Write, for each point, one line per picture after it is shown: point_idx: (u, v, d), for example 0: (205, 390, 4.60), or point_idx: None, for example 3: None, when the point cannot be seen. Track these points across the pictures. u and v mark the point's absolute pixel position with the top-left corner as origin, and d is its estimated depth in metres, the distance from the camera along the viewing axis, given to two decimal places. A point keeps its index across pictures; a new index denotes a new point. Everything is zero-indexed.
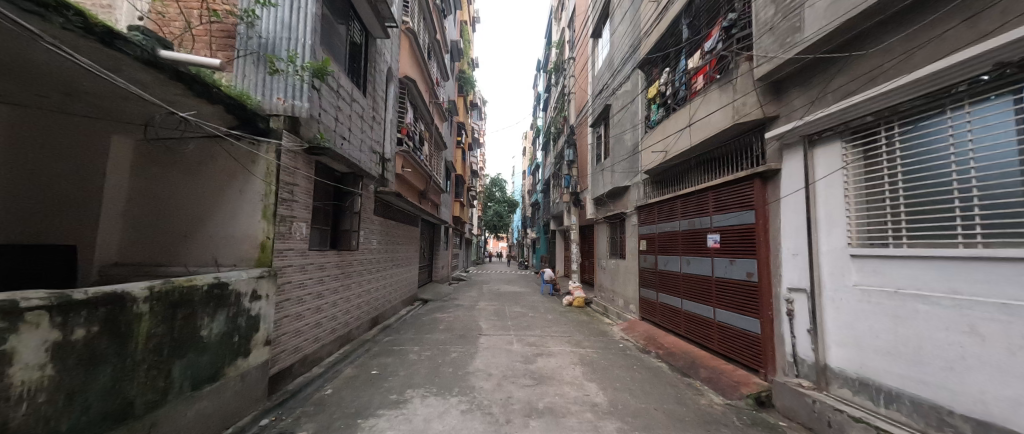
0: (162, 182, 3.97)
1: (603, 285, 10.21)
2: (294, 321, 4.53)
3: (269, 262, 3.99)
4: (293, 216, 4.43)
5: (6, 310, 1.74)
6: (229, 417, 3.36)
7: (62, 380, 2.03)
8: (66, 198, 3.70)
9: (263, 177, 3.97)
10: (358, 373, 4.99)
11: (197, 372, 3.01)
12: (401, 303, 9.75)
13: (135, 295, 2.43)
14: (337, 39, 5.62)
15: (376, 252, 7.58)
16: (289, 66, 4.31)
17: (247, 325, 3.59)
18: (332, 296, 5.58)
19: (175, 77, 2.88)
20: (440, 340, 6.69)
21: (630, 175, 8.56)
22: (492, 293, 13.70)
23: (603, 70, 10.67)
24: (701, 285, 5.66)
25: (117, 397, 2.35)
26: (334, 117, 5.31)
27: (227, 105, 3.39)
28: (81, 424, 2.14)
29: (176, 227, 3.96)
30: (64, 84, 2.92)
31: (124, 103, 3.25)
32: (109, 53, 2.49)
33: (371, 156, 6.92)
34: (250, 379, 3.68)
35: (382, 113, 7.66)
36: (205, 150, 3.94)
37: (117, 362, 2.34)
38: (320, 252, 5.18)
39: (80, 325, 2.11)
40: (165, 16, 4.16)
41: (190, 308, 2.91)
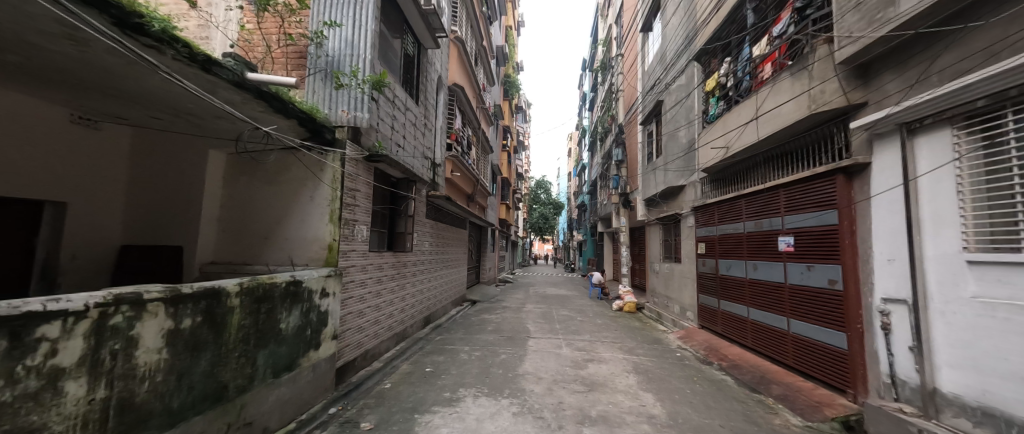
0: (246, 190, 4.44)
1: (656, 290, 9.71)
2: (356, 318, 4.84)
3: (335, 262, 4.30)
4: (356, 220, 4.75)
5: (133, 301, 2.05)
6: (302, 405, 3.67)
7: (175, 363, 2.36)
8: (174, 205, 4.32)
9: (329, 183, 4.30)
10: (413, 369, 5.21)
11: (276, 361, 3.32)
12: (451, 303, 10.05)
13: (229, 290, 2.75)
14: (392, 52, 5.95)
15: (428, 253, 7.89)
16: (352, 80, 4.62)
17: (318, 320, 3.90)
18: (389, 295, 5.89)
19: (258, 96, 3.22)
20: (489, 341, 6.79)
21: (686, 173, 8.08)
22: (539, 296, 13.64)
23: (654, 65, 10.20)
24: (772, 293, 5.16)
25: (215, 381, 2.67)
26: (390, 126, 5.60)
27: (300, 119, 3.74)
28: (189, 401, 2.46)
29: (258, 230, 4.41)
30: (175, 108, 3.41)
31: (218, 121, 3.72)
32: (207, 78, 2.86)
33: (423, 161, 7.22)
34: (321, 370, 3.99)
35: (433, 120, 7.97)
36: (283, 161, 4.37)
37: (215, 350, 2.66)
38: (378, 253, 5.50)
39: (188, 315, 2.43)
40: (250, 43, 4.75)
41: (271, 303, 3.23)
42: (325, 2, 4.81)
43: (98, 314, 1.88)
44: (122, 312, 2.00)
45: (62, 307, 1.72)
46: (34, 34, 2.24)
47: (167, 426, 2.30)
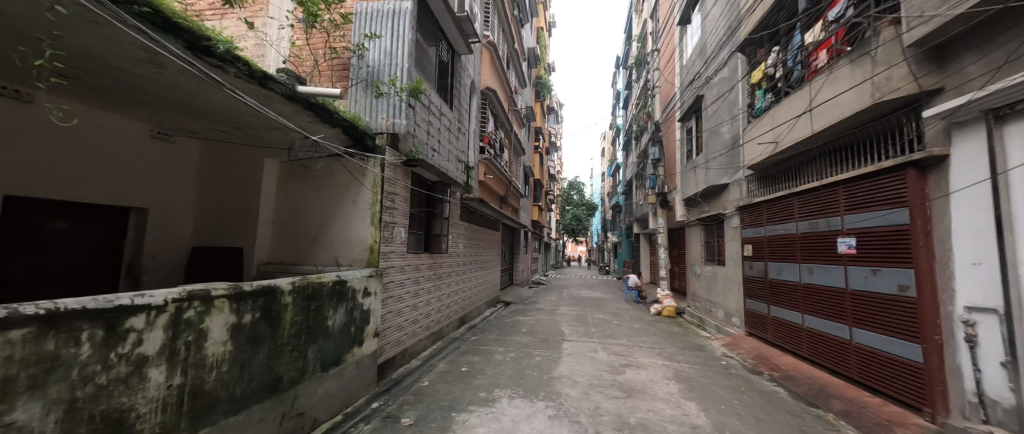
0: (296, 195, 4.74)
1: (697, 294, 9.27)
2: (396, 317, 5.03)
3: (376, 263, 4.49)
4: (394, 222, 4.93)
5: (202, 297, 2.26)
6: (348, 398, 3.85)
7: (238, 354, 2.56)
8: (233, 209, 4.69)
9: (370, 187, 4.50)
10: (449, 368, 5.32)
11: (324, 356, 3.52)
12: (485, 304, 10.16)
13: (283, 288, 2.95)
14: (428, 59, 6.13)
15: (462, 255, 8.03)
16: (391, 88, 4.81)
17: (361, 318, 4.09)
18: (426, 295, 6.06)
19: (307, 107, 3.44)
20: (523, 343, 6.78)
21: (729, 171, 7.66)
22: (573, 298, 13.45)
23: (694, 59, 9.77)
24: (830, 299, 4.75)
25: (271, 372, 2.87)
26: (426, 131, 5.78)
27: (344, 128, 3.96)
28: (249, 391, 2.66)
29: (307, 233, 4.69)
30: (236, 121, 3.72)
31: (273, 132, 4.02)
32: (264, 92, 3.09)
33: (457, 165, 7.37)
34: (364, 365, 4.17)
35: (467, 124, 8.12)
36: (329, 168, 4.63)
37: (271, 343, 2.86)
38: (416, 254, 5.67)
39: (249, 311, 2.64)
40: (300, 58, 5.07)
41: (320, 301, 3.43)
42: (366, 15, 5.08)
43: (175, 308, 2.10)
44: (194, 307, 2.21)
45: (145, 302, 1.93)
46: (123, 60, 2.54)
47: (230, 412, 2.51)
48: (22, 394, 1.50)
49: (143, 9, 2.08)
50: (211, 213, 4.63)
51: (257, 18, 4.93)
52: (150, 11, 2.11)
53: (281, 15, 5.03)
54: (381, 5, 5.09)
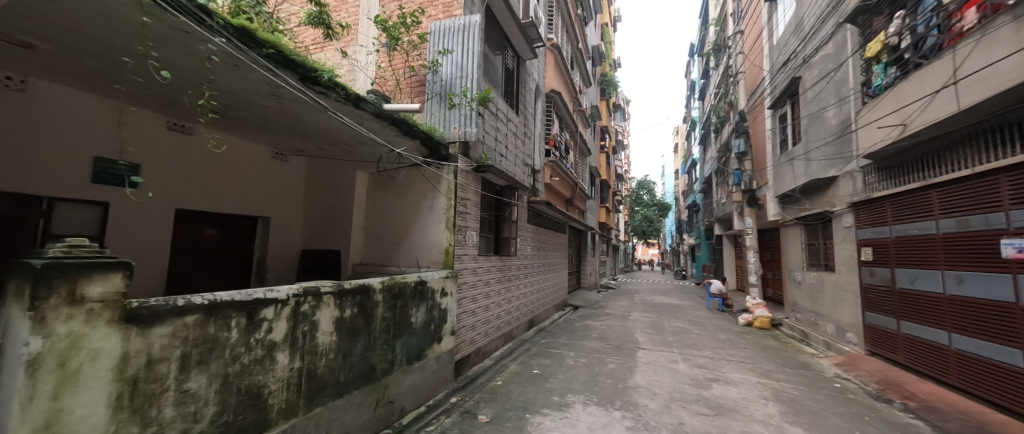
0: (381, 202, 5.22)
1: (798, 304, 8.12)
2: (470, 317, 5.25)
3: (452, 265, 4.74)
4: (467, 226, 5.16)
5: (314, 293, 2.61)
6: (429, 392, 4.12)
7: (341, 345, 2.90)
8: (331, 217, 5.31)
9: (445, 193, 4.79)
10: (521, 369, 5.38)
11: (410, 350, 3.81)
12: (553, 308, 10.09)
13: (375, 287, 3.27)
14: (495, 68, 6.31)
15: (530, 257, 8.09)
16: (463, 99, 5.04)
17: (440, 316, 4.35)
18: (496, 297, 6.22)
19: (391, 123, 3.80)
20: (594, 349, 6.59)
21: (838, 162, 6.60)
22: (646, 304, 12.72)
23: (788, 37, 8.61)
24: (992, 316, 3.83)
25: (367, 362, 3.20)
26: (494, 137, 5.96)
27: (421, 139, 4.29)
28: (350, 377, 2.99)
29: (391, 237, 5.12)
30: (334, 139, 4.25)
31: (363, 148, 4.51)
32: (357, 112, 3.49)
33: (524, 169, 7.46)
34: (443, 361, 4.42)
35: (532, 128, 8.19)
36: (410, 176, 5.02)
37: (366, 336, 3.18)
38: (487, 257, 5.86)
39: (348, 306, 2.97)
40: (383, 79, 5.48)
41: (405, 299, 3.72)
42: (439, 32, 5.35)
43: (295, 302, 2.46)
44: (308, 301, 2.56)
45: (273, 296, 2.29)
46: (254, 95, 3.07)
47: (335, 396, 2.84)
48: (194, 367, 1.88)
49: (268, 51, 2.51)
50: (314, 220, 5.31)
51: (351, 47, 5.81)
52: (273, 52, 2.53)
53: (367, 41, 5.72)
54: (452, 22, 5.31)
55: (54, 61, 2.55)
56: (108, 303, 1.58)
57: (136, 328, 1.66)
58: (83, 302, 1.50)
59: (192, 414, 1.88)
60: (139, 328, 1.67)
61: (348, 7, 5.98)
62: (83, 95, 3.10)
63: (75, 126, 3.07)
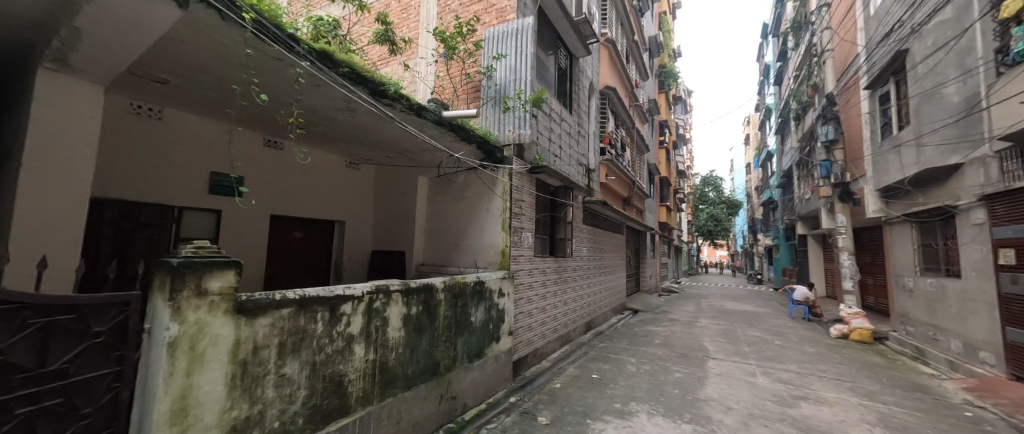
0: (441, 205, 5.45)
1: (909, 315, 6.96)
2: (527, 318, 5.27)
3: (508, 265, 4.81)
4: (522, 227, 5.19)
5: (385, 291, 2.81)
6: (489, 390, 4.21)
7: (409, 340, 3.08)
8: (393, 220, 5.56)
9: (501, 195, 4.89)
10: (580, 373, 5.28)
11: (471, 349, 3.93)
12: (611, 311, 9.76)
13: (438, 286, 3.42)
14: (548, 68, 6.29)
15: (586, 259, 7.92)
16: (517, 102, 5.09)
17: (498, 316, 4.44)
18: (553, 298, 6.18)
19: (450, 129, 3.99)
20: (658, 356, 6.24)
21: (965, 147, 5.54)
22: (715, 310, 11.77)
23: (889, 4, 7.45)
24: None
25: (432, 358, 3.36)
26: (548, 138, 5.93)
27: (477, 143, 4.45)
28: (417, 371, 3.17)
29: (450, 238, 5.31)
30: (399, 147, 4.54)
31: (424, 154, 4.77)
32: (420, 121, 3.70)
33: (578, 168, 7.32)
34: (502, 361, 4.50)
35: (587, 126, 8.03)
36: (468, 180, 5.19)
37: (430, 333, 3.34)
38: (542, 258, 5.85)
39: (415, 304, 3.15)
40: (442, 87, 5.74)
41: (465, 299, 3.84)
42: (494, 38, 5.46)
43: (369, 299, 2.67)
44: (380, 298, 2.76)
45: (350, 293, 2.50)
46: (333, 111, 3.40)
47: (404, 388, 3.02)
48: (289, 354, 2.14)
49: (344, 70, 2.76)
50: (381, 224, 5.67)
51: (412, 60, 6.18)
52: (348, 70, 2.79)
53: (427, 53, 6.03)
54: (506, 26, 5.39)
55: (181, 93, 3.04)
56: (224, 296, 1.85)
57: (244, 318, 1.92)
58: (206, 294, 1.77)
59: (288, 396, 2.14)
60: (246, 318, 1.93)
61: (409, 22, 6.37)
62: (201, 120, 3.66)
63: (196, 147, 3.64)
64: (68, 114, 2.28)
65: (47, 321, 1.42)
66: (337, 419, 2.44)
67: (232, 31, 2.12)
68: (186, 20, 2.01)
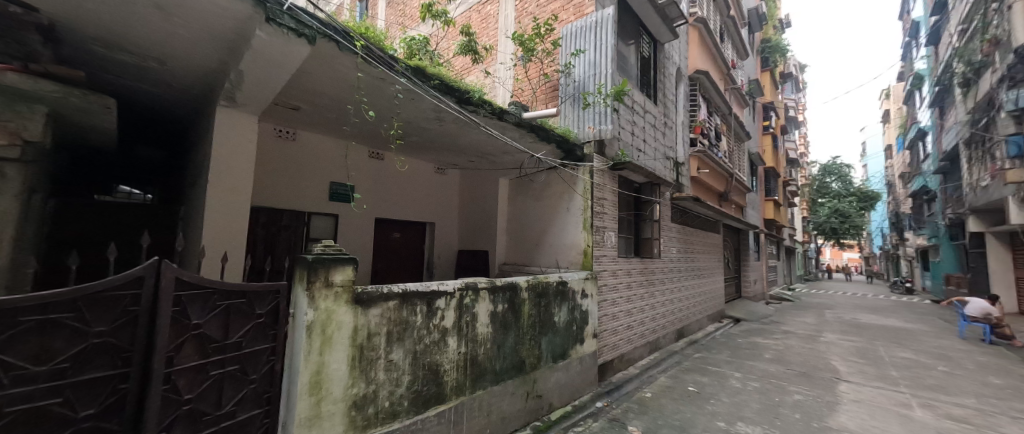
0: (522, 206, 5.54)
1: None
2: (611, 321, 5.07)
3: (591, 266, 4.67)
4: (605, 226, 5.00)
5: (473, 288, 2.96)
6: (575, 392, 4.16)
7: (496, 336, 3.20)
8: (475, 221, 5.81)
9: (582, 194, 4.78)
10: (673, 384, 4.89)
11: (555, 349, 3.92)
12: (707, 318, 8.86)
13: (522, 285, 3.48)
14: (629, 59, 5.97)
15: (676, 260, 7.31)
16: (597, 97, 4.93)
17: (581, 317, 4.35)
18: (639, 302, 5.85)
19: (529, 129, 4.05)
20: (769, 373, 5.46)
21: None
22: (843, 323, 9.90)
23: None
24: None
25: (518, 356, 3.43)
26: (631, 132, 5.62)
27: (556, 141, 4.45)
28: (504, 367, 3.27)
29: (531, 238, 5.36)
30: (482, 151, 4.75)
31: (505, 156, 4.91)
32: (501, 124, 3.82)
33: (665, 162, 6.82)
34: (586, 363, 4.40)
35: (674, 116, 7.42)
36: (548, 180, 5.19)
37: (516, 331, 3.42)
38: (627, 259, 5.58)
39: (500, 301, 3.25)
40: (520, 90, 5.83)
41: (548, 298, 3.84)
42: (572, 34, 5.39)
43: (460, 295, 2.83)
44: (468, 295, 2.91)
45: (444, 288, 2.69)
46: (424, 121, 3.68)
47: (493, 382, 3.14)
48: (395, 342, 2.38)
49: (434, 82, 2.99)
50: (465, 226, 5.97)
51: (492, 66, 6.41)
52: (438, 82, 3.01)
53: (506, 58, 6.19)
54: (585, 21, 5.27)
55: (308, 116, 3.61)
56: (345, 287, 2.13)
57: (360, 307, 2.19)
58: (332, 286, 2.06)
59: (395, 379, 2.39)
60: (362, 308, 2.20)
61: (489, 30, 6.63)
62: (322, 137, 4.29)
63: (318, 161, 4.29)
64: (236, 140, 2.88)
65: (228, 303, 1.80)
66: (435, 405, 2.65)
67: (346, 58, 2.45)
68: (314, 54, 2.38)
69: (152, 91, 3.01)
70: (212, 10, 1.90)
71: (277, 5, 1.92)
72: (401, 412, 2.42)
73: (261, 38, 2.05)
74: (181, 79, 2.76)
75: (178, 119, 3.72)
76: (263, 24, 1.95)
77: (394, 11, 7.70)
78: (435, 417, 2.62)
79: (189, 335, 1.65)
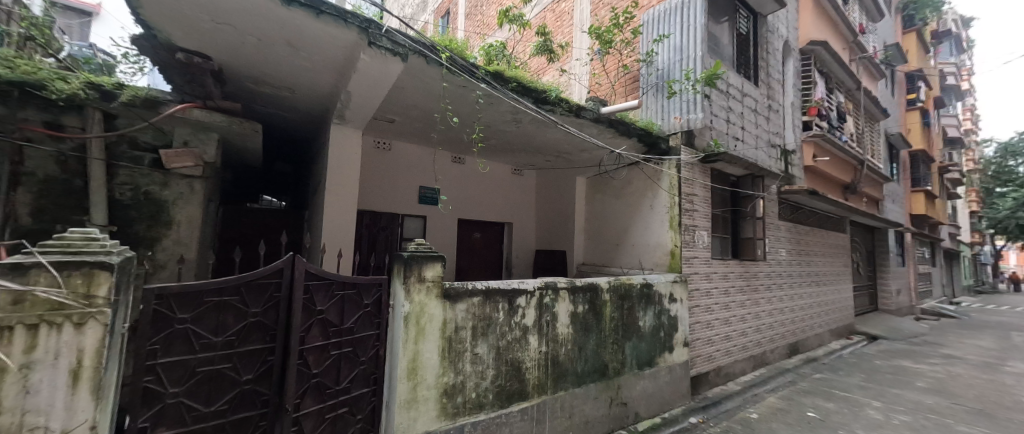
0: (601, 205, 5.36)
1: None
2: (706, 330, 4.63)
3: (679, 268, 4.31)
4: (696, 225, 4.56)
5: (553, 288, 2.97)
6: (664, 404, 3.90)
7: (576, 337, 3.15)
8: (553, 221, 5.78)
9: (668, 190, 4.46)
10: (786, 406, 4.25)
11: (640, 355, 3.72)
12: (830, 334, 7.51)
13: (603, 286, 3.38)
14: (723, 38, 5.38)
15: (786, 264, 6.36)
16: (685, 83, 4.56)
17: (669, 323, 4.05)
18: (740, 310, 5.22)
19: (608, 124, 3.92)
20: (922, 405, 4.42)
21: None
22: None
23: None
24: None
25: (600, 360, 3.33)
26: (726, 119, 5.06)
27: (637, 135, 4.24)
28: (586, 370, 3.20)
29: (611, 238, 5.15)
30: (559, 150, 4.74)
31: (583, 154, 4.82)
32: (578, 121, 3.77)
33: (770, 151, 5.98)
34: (676, 374, 4.08)
35: (780, 98, 6.46)
36: (630, 176, 4.94)
37: (598, 333, 3.33)
38: (724, 261, 5.02)
39: (580, 302, 3.19)
40: (597, 84, 5.64)
41: (632, 301, 3.66)
42: (653, 20, 5.03)
43: (539, 294, 2.86)
44: (548, 294, 2.93)
45: (524, 287, 2.76)
46: (503, 123, 3.79)
47: (575, 384, 3.11)
48: (480, 336, 2.51)
49: (512, 85, 3.08)
50: (542, 226, 5.98)
51: (568, 63, 6.34)
52: (516, 84, 3.10)
53: (582, 53, 6.05)
54: (669, 2, 4.89)
55: (400, 127, 4.00)
56: (435, 283, 2.31)
57: (448, 302, 2.36)
58: (424, 281, 2.26)
59: (480, 372, 2.51)
60: (449, 302, 2.37)
61: (565, 28, 6.56)
62: (412, 146, 4.71)
63: (410, 168, 4.72)
64: (345, 152, 3.32)
65: (343, 294, 2.09)
66: (519, 401, 2.72)
67: (433, 71, 2.66)
68: (406, 70, 2.63)
69: (285, 116, 3.65)
70: (328, 41, 2.22)
71: (377, 30, 2.16)
72: (486, 404, 2.54)
73: (364, 61, 2.33)
74: (304, 104, 3.29)
75: (302, 138, 4.43)
76: (366, 48, 2.22)
77: (473, 22, 8.11)
78: (519, 413, 2.69)
79: (315, 319, 1.96)
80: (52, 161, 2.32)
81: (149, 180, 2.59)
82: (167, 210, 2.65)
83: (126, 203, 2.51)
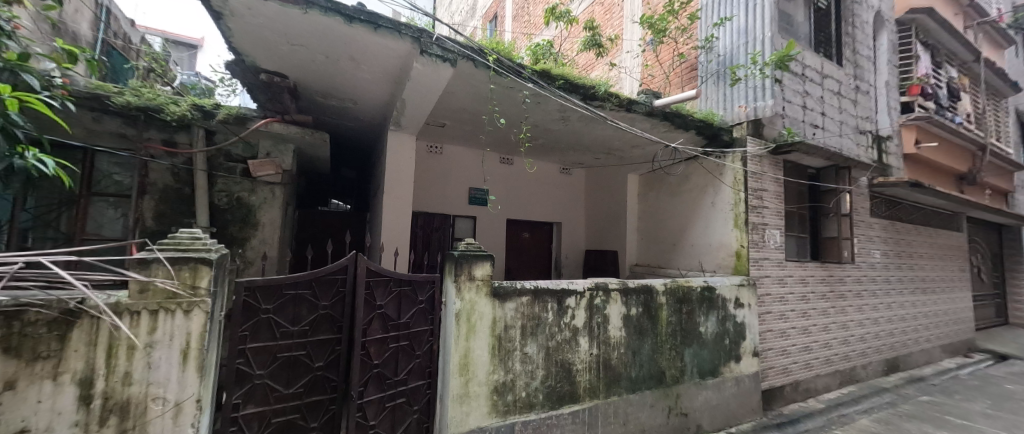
0: (655, 203, 5.11)
1: None
2: (779, 339, 4.21)
3: (746, 271, 3.96)
4: (766, 223, 4.15)
5: (604, 289, 2.89)
6: (729, 418, 3.61)
7: (630, 341, 3.03)
8: (603, 221, 5.61)
9: (732, 186, 4.12)
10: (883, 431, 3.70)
11: (701, 364, 3.48)
12: (940, 351, 6.42)
13: (659, 289, 3.21)
14: (796, 15, 4.84)
15: (881, 268, 5.55)
16: (751, 68, 4.17)
17: (735, 330, 3.74)
18: (821, 319, 4.66)
19: (662, 117, 3.72)
20: None
21: None
22: None
23: None
24: None
25: (656, 366, 3.17)
26: (802, 105, 4.54)
27: (696, 128, 3.98)
28: (640, 376, 3.07)
29: (668, 238, 4.88)
30: (609, 147, 4.61)
31: (635, 150, 4.63)
32: (629, 115, 3.63)
33: (857, 138, 5.26)
34: (745, 386, 3.77)
35: (871, 77, 5.65)
36: (688, 171, 4.66)
37: (653, 338, 3.17)
38: (800, 264, 4.52)
39: (634, 305, 3.06)
40: (650, 76, 5.36)
41: (691, 306, 3.44)
42: (713, 3, 4.67)
43: (589, 295, 2.80)
44: (598, 296, 2.85)
45: (573, 287, 2.72)
46: (552, 122, 3.76)
47: (629, 390, 3.00)
48: (529, 336, 2.52)
49: (559, 82, 3.04)
50: (591, 226, 5.83)
51: (617, 57, 6.14)
52: (563, 82, 3.05)
53: (633, 45, 5.82)
54: None
55: (451, 131, 4.16)
56: (484, 281, 2.36)
57: (497, 301, 2.40)
58: (474, 279, 2.32)
59: (530, 372, 2.53)
60: (498, 301, 2.41)
61: (614, 20, 6.37)
62: (462, 149, 4.87)
63: (461, 170, 4.88)
64: (401, 157, 3.51)
65: (399, 290, 2.22)
66: (570, 404, 2.69)
67: (481, 74, 2.73)
68: (456, 75, 2.74)
69: (349, 126, 3.97)
70: (384, 52, 2.37)
71: (428, 38, 2.26)
72: (536, 405, 2.54)
73: (418, 69, 2.46)
74: (366, 114, 3.54)
75: (363, 146, 4.80)
76: (419, 57, 2.34)
77: (520, 23, 8.16)
78: (570, 415, 2.66)
79: (375, 313, 2.10)
80: (168, 173, 2.77)
81: (240, 187, 2.97)
82: (255, 213, 3.01)
83: (223, 207, 2.90)
